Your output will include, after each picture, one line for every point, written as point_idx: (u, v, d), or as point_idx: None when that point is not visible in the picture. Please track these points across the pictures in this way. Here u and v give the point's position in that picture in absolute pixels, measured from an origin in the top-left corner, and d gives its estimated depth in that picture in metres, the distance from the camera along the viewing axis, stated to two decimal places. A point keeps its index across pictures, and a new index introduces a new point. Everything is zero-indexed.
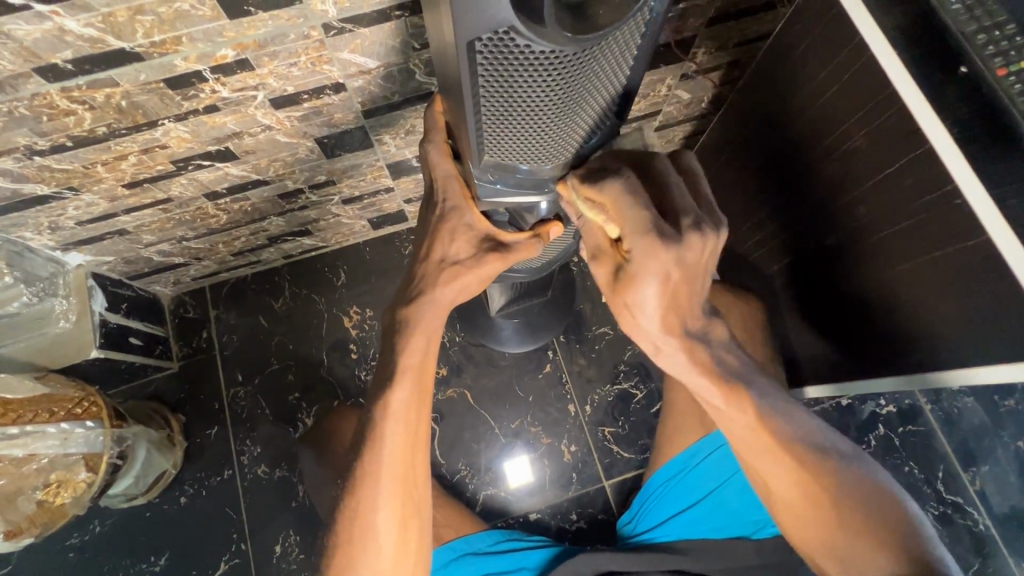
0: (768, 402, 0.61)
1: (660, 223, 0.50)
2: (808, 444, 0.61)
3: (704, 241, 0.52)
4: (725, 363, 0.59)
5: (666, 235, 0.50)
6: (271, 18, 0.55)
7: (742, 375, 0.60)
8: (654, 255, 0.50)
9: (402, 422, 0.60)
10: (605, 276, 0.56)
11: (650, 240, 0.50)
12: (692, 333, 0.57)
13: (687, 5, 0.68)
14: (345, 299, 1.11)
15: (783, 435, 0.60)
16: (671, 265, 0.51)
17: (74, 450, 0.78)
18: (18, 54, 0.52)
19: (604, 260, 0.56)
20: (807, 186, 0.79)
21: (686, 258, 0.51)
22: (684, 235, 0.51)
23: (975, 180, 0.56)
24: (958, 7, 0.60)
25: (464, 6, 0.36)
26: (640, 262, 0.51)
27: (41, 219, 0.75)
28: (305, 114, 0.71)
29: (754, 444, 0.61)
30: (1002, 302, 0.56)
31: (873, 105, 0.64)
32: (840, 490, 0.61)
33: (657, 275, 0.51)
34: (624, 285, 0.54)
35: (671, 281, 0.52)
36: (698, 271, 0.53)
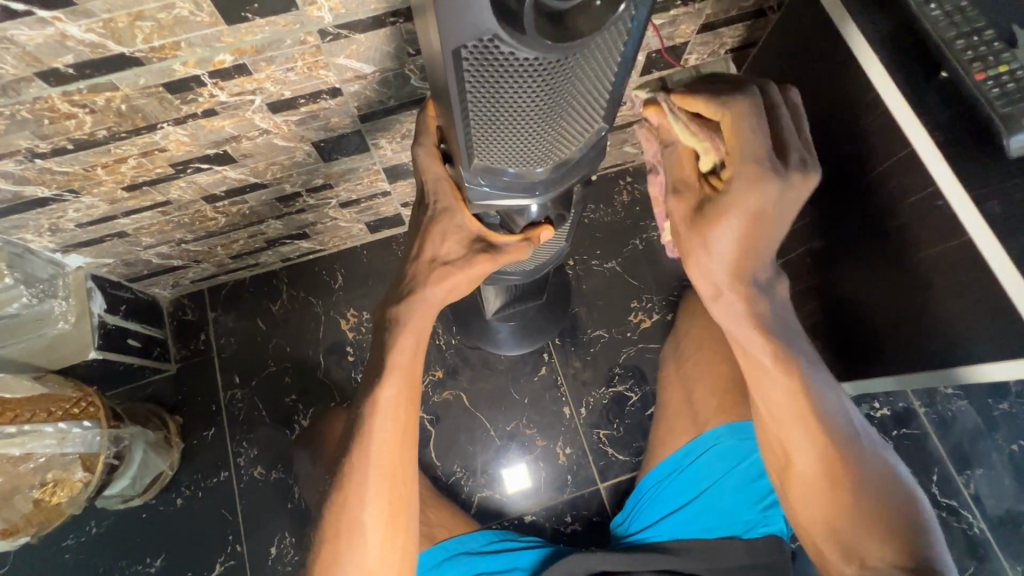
0: (812, 372, 0.61)
1: (768, 154, 0.53)
2: (838, 421, 0.62)
3: (806, 180, 0.53)
4: (778, 321, 0.60)
5: (774, 167, 0.52)
6: (268, 24, 0.57)
7: (790, 339, 0.61)
8: (756, 184, 0.52)
9: (391, 420, 0.61)
10: (684, 210, 0.58)
11: (757, 169, 0.52)
12: (756, 284, 0.58)
13: (678, 11, 0.70)
14: (342, 301, 1.12)
15: (815, 407, 0.61)
16: (767, 200, 0.52)
17: (72, 449, 0.78)
18: (21, 59, 0.53)
19: (686, 194, 0.59)
20: (803, 190, 0.80)
21: (786, 193, 0.53)
22: (789, 170, 0.53)
23: (954, 180, 0.57)
24: (937, 13, 0.59)
25: (448, 15, 0.37)
26: (738, 191, 0.52)
27: (41, 221, 0.76)
28: (302, 119, 0.72)
29: (789, 413, 0.62)
30: (984, 301, 0.57)
31: (860, 109, 0.65)
32: (859, 475, 0.62)
33: (747, 210, 0.53)
34: (708, 219, 0.55)
35: (763, 217, 0.54)
36: (784, 219, 0.55)
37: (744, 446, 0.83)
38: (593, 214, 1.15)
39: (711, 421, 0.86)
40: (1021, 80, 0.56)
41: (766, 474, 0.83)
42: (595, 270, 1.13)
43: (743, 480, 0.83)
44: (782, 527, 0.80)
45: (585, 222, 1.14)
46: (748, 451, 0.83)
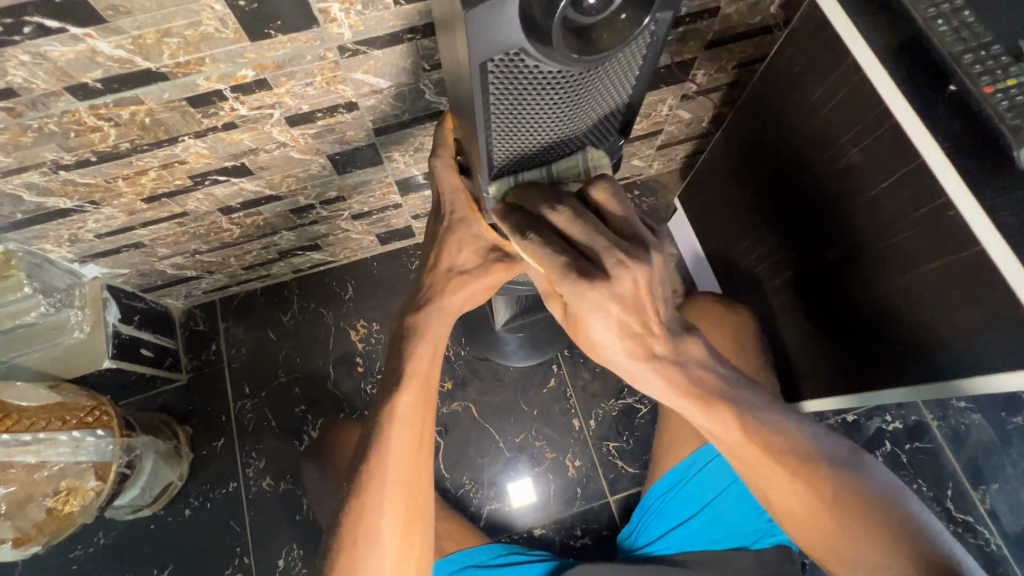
0: (756, 415, 0.56)
1: (582, 264, 0.47)
2: (805, 453, 0.58)
3: (632, 278, 0.47)
4: (706, 382, 0.54)
5: (590, 274, 0.47)
6: (290, 41, 0.58)
7: (726, 392, 0.55)
8: (585, 295, 0.48)
9: (409, 425, 0.61)
10: (560, 315, 0.54)
11: (574, 285, 0.47)
12: (661, 356, 0.52)
13: (686, 29, 0.71)
14: (351, 312, 1.12)
15: (775, 448, 0.57)
16: (609, 302, 0.48)
17: (85, 457, 0.79)
18: (52, 74, 0.55)
19: (552, 299, 0.54)
20: (805, 201, 0.80)
21: (621, 293, 0.47)
22: (609, 272, 0.47)
23: (967, 194, 0.58)
24: (945, 29, 0.61)
25: (478, 30, 0.37)
26: (578, 305, 0.49)
27: (62, 231, 0.78)
28: (319, 132, 0.74)
29: (745, 459, 0.58)
30: (992, 312, 0.57)
31: (867, 121, 0.66)
32: (842, 495, 0.58)
33: (597, 314, 0.49)
34: (576, 325, 0.52)
35: (616, 316, 0.49)
36: (645, 300, 0.49)
37: None
38: None
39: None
40: None
41: None
42: None
43: (751, 489, 0.82)
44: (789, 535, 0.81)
45: None
46: None
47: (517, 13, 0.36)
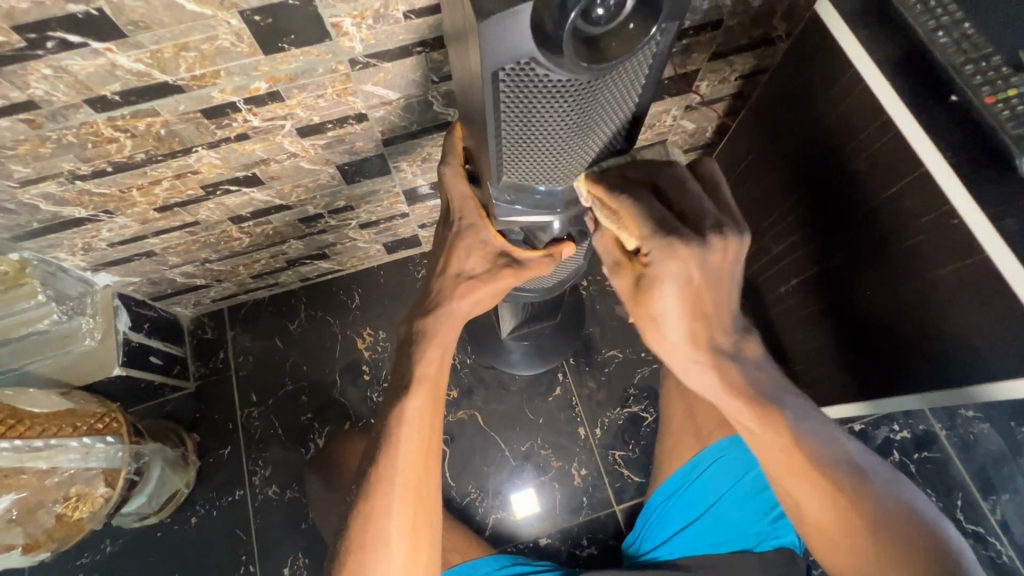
0: (803, 426, 0.59)
1: (681, 226, 0.53)
2: (844, 469, 0.60)
3: (724, 244, 0.53)
4: (757, 383, 0.59)
5: (686, 236, 0.52)
6: (303, 54, 0.60)
7: (772, 395, 0.59)
8: (673, 255, 0.52)
9: (417, 430, 0.61)
10: (626, 288, 0.58)
11: (668, 241, 0.52)
12: (722, 350, 0.57)
13: (690, 41, 0.73)
14: (358, 321, 1.13)
15: (817, 461, 0.59)
16: (693, 268, 0.53)
17: (94, 464, 0.79)
18: (72, 87, 0.56)
19: (622, 271, 0.58)
20: (815, 211, 0.80)
21: (708, 261, 0.53)
22: (706, 238, 0.53)
23: (971, 200, 0.58)
24: (945, 42, 0.61)
25: (490, 41, 0.38)
26: (663, 264, 0.53)
27: (76, 240, 0.79)
28: (329, 142, 0.75)
29: (785, 468, 0.60)
30: (1000, 319, 0.57)
31: (872, 131, 0.67)
32: (878, 516, 0.59)
33: (679, 278, 0.53)
34: (646, 293, 0.55)
35: (694, 286, 0.54)
36: (722, 280, 0.55)
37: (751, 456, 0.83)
38: None
39: (715, 433, 0.85)
40: None
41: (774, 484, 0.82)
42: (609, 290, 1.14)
43: (752, 492, 0.82)
44: (793, 539, 0.80)
45: None
46: (752, 462, 0.83)
47: (527, 24, 0.37)
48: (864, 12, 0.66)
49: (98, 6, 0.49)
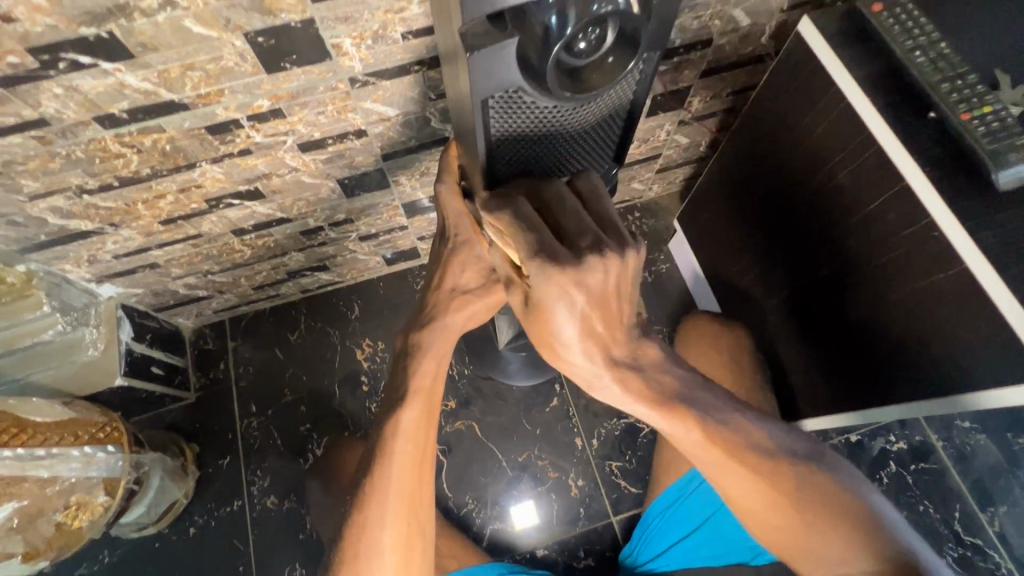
0: (714, 416, 0.57)
1: (555, 245, 0.46)
2: (770, 458, 0.58)
3: (604, 262, 0.45)
4: (664, 384, 0.56)
5: (562, 257, 0.45)
6: (304, 73, 0.62)
7: (682, 396, 0.57)
8: (552, 279, 0.45)
9: (411, 441, 0.62)
10: (519, 303, 0.52)
11: (541, 262, 0.45)
12: (623, 362, 0.53)
13: (680, 59, 0.75)
14: (358, 332, 1.14)
15: (740, 449, 0.57)
16: (574, 290, 0.45)
17: (95, 473, 0.80)
18: (82, 105, 0.58)
19: (515, 286, 0.52)
20: (793, 220, 0.81)
21: (588, 282, 0.45)
22: (581, 258, 0.45)
23: (950, 214, 0.60)
24: (923, 60, 0.64)
25: (479, 72, 0.40)
26: (539, 286, 0.46)
27: (82, 252, 0.81)
28: (329, 157, 0.77)
29: (705, 458, 0.58)
30: (982, 329, 0.59)
31: (853, 146, 0.68)
32: (810, 497, 0.58)
33: (561, 301, 0.46)
34: (535, 313, 0.49)
35: (580, 308, 0.47)
36: (612, 297, 0.48)
37: None
38: None
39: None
40: (1005, 120, 0.60)
41: None
42: None
43: None
44: None
45: None
46: None
47: (514, 56, 0.39)
48: (846, 32, 0.69)
49: (109, 29, 0.51)
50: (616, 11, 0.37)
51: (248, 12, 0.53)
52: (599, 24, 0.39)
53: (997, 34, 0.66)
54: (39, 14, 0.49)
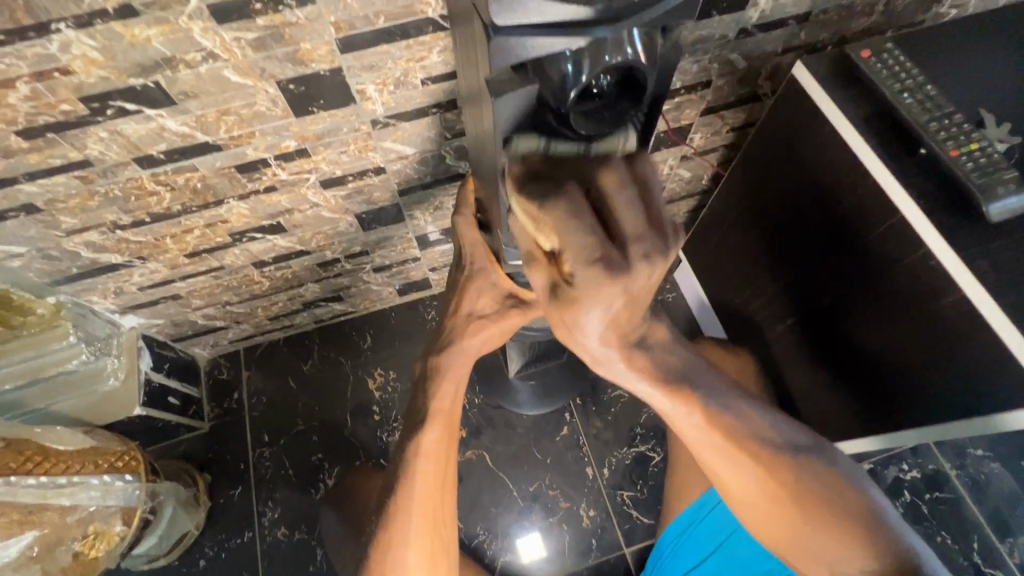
0: (718, 401, 0.59)
1: (605, 246, 0.43)
2: (771, 446, 0.60)
3: (654, 270, 0.44)
4: (667, 366, 0.57)
5: (614, 263, 0.43)
6: (330, 116, 0.66)
7: (688, 381, 0.58)
8: (598, 283, 0.43)
9: (432, 462, 0.64)
10: (540, 288, 0.48)
11: (595, 269, 0.43)
12: (634, 342, 0.53)
13: (682, 98, 0.80)
14: (370, 362, 1.16)
15: (740, 436, 0.59)
16: (618, 296, 0.44)
17: (113, 502, 0.81)
18: (124, 147, 0.63)
19: (537, 267, 0.48)
20: (790, 244, 0.85)
21: (633, 288, 0.44)
22: (631, 265, 0.43)
23: (944, 244, 0.62)
24: (911, 101, 0.67)
25: (502, 117, 0.44)
26: (584, 290, 0.44)
27: (109, 285, 0.84)
28: (349, 193, 0.81)
29: (708, 447, 0.60)
30: (990, 353, 0.60)
31: (849, 177, 0.71)
32: (812, 489, 0.59)
33: (602, 305, 0.45)
34: (565, 307, 0.46)
35: (616, 308, 0.46)
36: (647, 297, 0.47)
37: None
38: None
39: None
40: (991, 156, 0.63)
41: None
42: None
43: None
44: None
45: None
46: None
47: (533, 103, 0.43)
48: (838, 74, 0.73)
49: (156, 79, 0.56)
50: (626, 62, 0.40)
51: (282, 63, 0.58)
52: (608, 73, 0.42)
53: (977, 78, 0.71)
54: (94, 67, 0.53)
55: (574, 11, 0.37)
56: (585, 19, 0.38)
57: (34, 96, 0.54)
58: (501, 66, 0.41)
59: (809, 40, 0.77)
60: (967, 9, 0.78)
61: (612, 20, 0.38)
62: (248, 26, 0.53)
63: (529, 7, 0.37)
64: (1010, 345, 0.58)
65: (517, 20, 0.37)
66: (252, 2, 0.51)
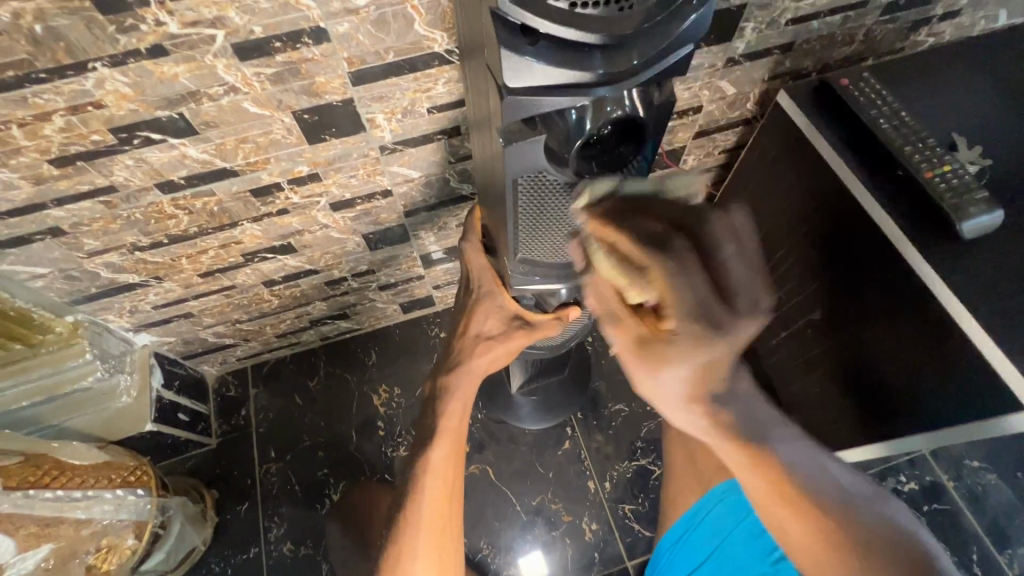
0: (790, 454, 0.56)
1: (716, 304, 0.43)
2: (834, 494, 0.57)
3: (758, 323, 0.44)
4: (748, 420, 0.54)
5: (719, 320, 0.43)
6: (342, 143, 0.70)
7: (763, 432, 0.55)
8: (702, 342, 0.44)
9: (441, 477, 0.66)
10: (626, 341, 0.50)
11: (702, 328, 0.43)
12: (716, 398, 0.51)
13: (675, 123, 0.84)
14: (375, 378, 1.19)
15: (804, 488, 0.56)
16: (718, 350, 0.45)
17: (126, 516, 0.84)
18: (148, 173, 0.66)
19: (622, 323, 0.50)
20: (789, 277, 0.91)
21: (736, 341, 0.45)
22: (738, 320, 0.43)
23: (919, 258, 0.68)
24: (887, 128, 0.73)
25: (512, 158, 0.48)
26: (682, 346, 0.45)
27: (125, 304, 0.87)
28: (357, 215, 0.85)
29: (772, 496, 0.57)
30: (963, 360, 0.65)
31: (831, 197, 0.78)
32: (874, 543, 0.55)
33: (701, 358, 0.46)
34: (654, 359, 0.48)
35: (711, 361, 0.46)
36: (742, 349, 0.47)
37: None
38: None
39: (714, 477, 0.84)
40: (963, 177, 0.69)
41: None
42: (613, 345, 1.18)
43: (756, 532, 0.79)
44: None
45: None
46: None
47: (541, 150, 0.48)
48: (820, 102, 0.79)
49: (181, 111, 0.60)
50: (625, 114, 0.46)
51: (298, 94, 0.62)
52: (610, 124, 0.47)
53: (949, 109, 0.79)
54: (124, 101, 0.57)
55: (577, 76, 0.40)
56: (587, 81, 0.41)
57: (68, 128, 0.58)
58: (513, 118, 0.44)
59: (793, 67, 0.81)
60: (942, 37, 0.83)
61: (611, 82, 0.41)
62: (267, 62, 0.57)
63: (537, 72, 0.40)
64: (979, 350, 0.63)
65: (527, 82, 0.40)
66: (272, 41, 0.55)
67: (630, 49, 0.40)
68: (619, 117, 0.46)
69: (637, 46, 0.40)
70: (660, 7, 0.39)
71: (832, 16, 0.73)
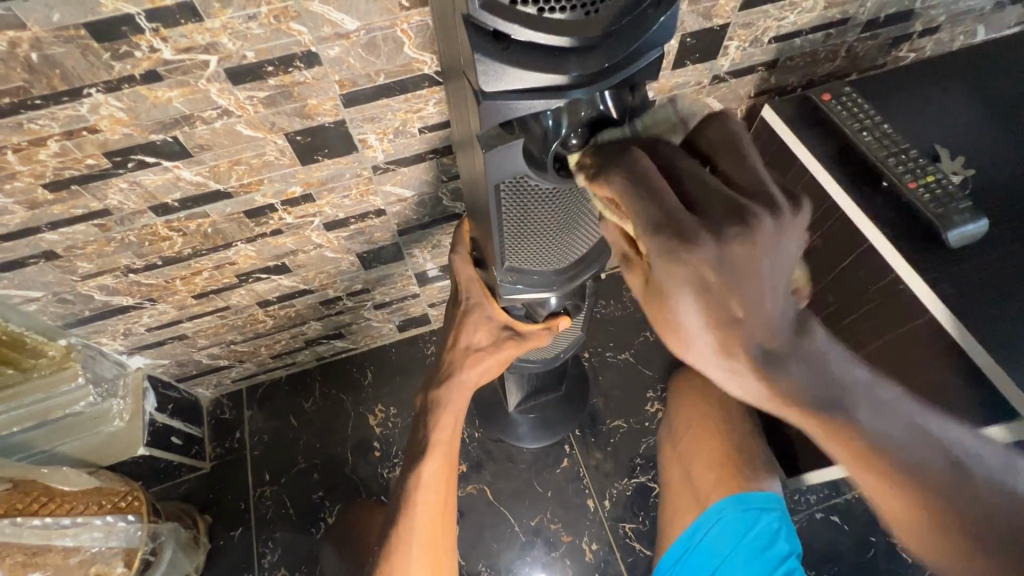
0: (887, 421, 0.43)
1: (681, 214, 0.39)
2: (936, 458, 0.44)
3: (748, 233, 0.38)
4: (823, 382, 0.41)
5: (686, 230, 0.39)
6: (334, 163, 0.71)
7: (849, 393, 0.42)
8: (674, 264, 0.39)
9: (433, 491, 0.66)
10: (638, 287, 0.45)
11: (666, 241, 0.39)
12: (771, 352, 0.40)
13: None
14: (371, 398, 1.18)
15: (895, 461, 0.43)
16: (702, 273, 0.39)
17: (115, 543, 0.82)
18: (142, 197, 0.67)
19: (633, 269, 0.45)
20: None
21: (724, 257, 0.38)
22: (700, 230, 0.38)
23: (910, 269, 0.70)
24: (871, 140, 0.76)
25: (490, 166, 0.48)
26: (665, 271, 0.39)
27: (119, 326, 0.87)
28: (351, 234, 0.85)
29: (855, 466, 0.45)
30: (961, 366, 0.67)
31: (821, 213, 0.81)
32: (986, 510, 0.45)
33: (692, 285, 0.39)
34: (655, 299, 0.42)
35: (710, 288, 0.39)
36: (750, 272, 0.39)
37: (749, 514, 0.80)
38: (603, 309, 1.22)
39: (712, 494, 0.85)
40: (946, 187, 0.71)
41: (777, 542, 0.78)
42: (609, 361, 1.18)
43: (755, 553, 0.78)
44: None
45: (596, 317, 1.21)
46: (753, 519, 0.80)
47: (519, 153, 0.48)
48: (804, 116, 0.82)
49: (174, 134, 0.61)
50: (596, 116, 0.47)
51: (290, 117, 0.63)
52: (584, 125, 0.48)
53: (928, 122, 0.80)
54: (119, 126, 0.58)
55: (551, 79, 0.41)
56: (561, 83, 0.41)
57: (63, 152, 0.59)
58: (489, 124, 0.45)
59: (777, 83, 0.83)
60: (923, 52, 0.85)
61: (587, 84, 0.42)
62: (260, 86, 0.58)
63: (513, 76, 0.40)
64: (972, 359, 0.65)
65: (501, 86, 0.41)
66: (264, 65, 0.56)
67: (602, 50, 0.41)
68: (591, 119, 0.47)
69: (611, 47, 0.41)
70: (626, 12, 0.40)
71: (814, 34, 0.75)
